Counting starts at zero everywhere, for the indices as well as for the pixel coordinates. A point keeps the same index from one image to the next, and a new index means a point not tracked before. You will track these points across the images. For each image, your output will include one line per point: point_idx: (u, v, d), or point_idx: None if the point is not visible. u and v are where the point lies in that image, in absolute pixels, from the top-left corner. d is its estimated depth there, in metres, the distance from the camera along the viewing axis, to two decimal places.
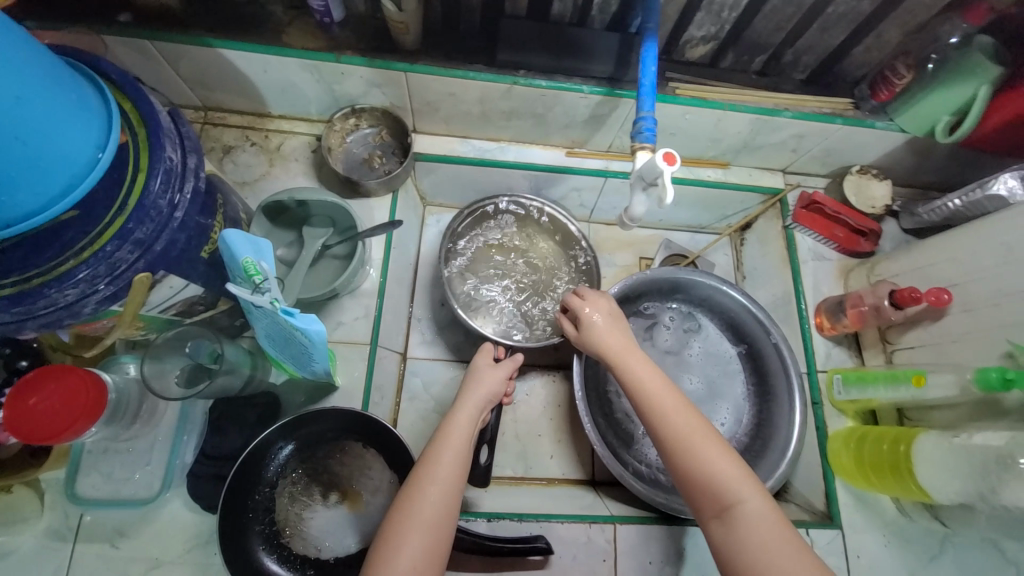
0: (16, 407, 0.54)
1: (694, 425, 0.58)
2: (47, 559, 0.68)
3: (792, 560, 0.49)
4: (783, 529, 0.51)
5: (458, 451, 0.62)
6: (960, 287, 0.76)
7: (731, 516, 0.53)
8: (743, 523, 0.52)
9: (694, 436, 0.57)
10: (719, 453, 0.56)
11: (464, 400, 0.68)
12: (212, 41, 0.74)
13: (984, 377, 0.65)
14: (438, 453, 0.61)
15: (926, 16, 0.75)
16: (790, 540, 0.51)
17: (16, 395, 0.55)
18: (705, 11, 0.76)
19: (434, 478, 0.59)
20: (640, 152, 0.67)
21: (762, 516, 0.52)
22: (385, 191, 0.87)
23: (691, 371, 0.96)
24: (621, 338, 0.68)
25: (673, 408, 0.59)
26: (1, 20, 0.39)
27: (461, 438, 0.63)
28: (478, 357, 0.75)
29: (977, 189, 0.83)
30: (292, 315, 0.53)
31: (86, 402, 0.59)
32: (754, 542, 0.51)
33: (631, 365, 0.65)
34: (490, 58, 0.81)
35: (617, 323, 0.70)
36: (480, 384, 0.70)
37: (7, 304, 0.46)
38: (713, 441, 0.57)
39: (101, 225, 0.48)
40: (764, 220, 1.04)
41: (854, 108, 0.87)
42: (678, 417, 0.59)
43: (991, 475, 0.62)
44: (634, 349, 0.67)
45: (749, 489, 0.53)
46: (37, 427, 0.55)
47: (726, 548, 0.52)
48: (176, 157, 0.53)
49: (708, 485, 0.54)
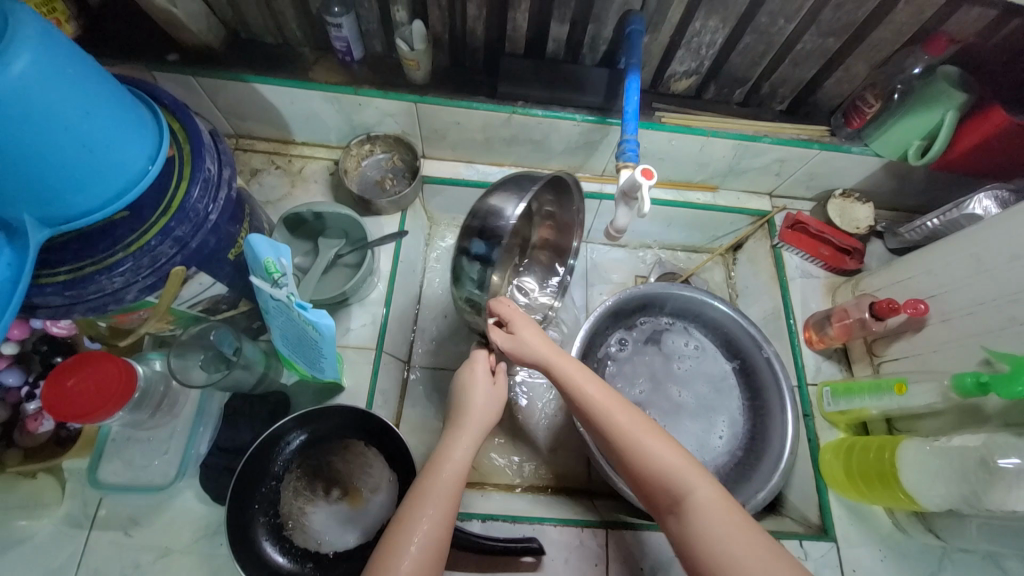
0: (65, 371, 0.63)
1: (641, 423, 0.62)
2: (64, 545, 0.72)
3: (747, 545, 0.52)
4: (735, 515, 0.54)
5: (455, 462, 0.64)
6: (938, 298, 0.80)
7: (684, 509, 0.56)
8: (695, 512, 0.55)
9: (642, 435, 0.61)
10: (666, 445, 0.60)
11: (461, 416, 0.70)
12: (248, 78, 0.85)
13: (960, 383, 0.68)
14: (436, 464, 0.64)
15: (890, 51, 0.81)
16: (741, 525, 0.53)
17: (75, 363, 0.64)
18: (685, 48, 0.85)
19: (432, 493, 0.61)
20: (623, 170, 0.74)
21: (712, 502, 0.55)
22: (395, 209, 0.96)
23: (684, 383, 0.98)
24: (555, 349, 0.68)
25: (619, 408, 0.63)
26: (77, 52, 0.48)
27: (462, 452, 0.66)
28: (473, 363, 0.75)
29: (954, 210, 0.87)
30: (305, 309, 0.59)
31: (95, 404, 0.63)
32: (708, 529, 0.54)
33: (571, 374, 0.66)
34: (492, 91, 0.90)
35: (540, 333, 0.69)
36: (475, 394, 0.72)
37: (62, 288, 0.54)
38: (659, 437, 0.61)
39: (147, 225, 0.56)
40: (754, 241, 1.09)
41: (830, 135, 0.93)
42: (623, 418, 0.62)
43: (971, 477, 0.64)
44: (567, 358, 0.67)
45: (697, 478, 0.57)
46: (52, 397, 0.62)
47: (684, 540, 0.55)
48: (214, 168, 0.61)
49: (660, 480, 0.58)
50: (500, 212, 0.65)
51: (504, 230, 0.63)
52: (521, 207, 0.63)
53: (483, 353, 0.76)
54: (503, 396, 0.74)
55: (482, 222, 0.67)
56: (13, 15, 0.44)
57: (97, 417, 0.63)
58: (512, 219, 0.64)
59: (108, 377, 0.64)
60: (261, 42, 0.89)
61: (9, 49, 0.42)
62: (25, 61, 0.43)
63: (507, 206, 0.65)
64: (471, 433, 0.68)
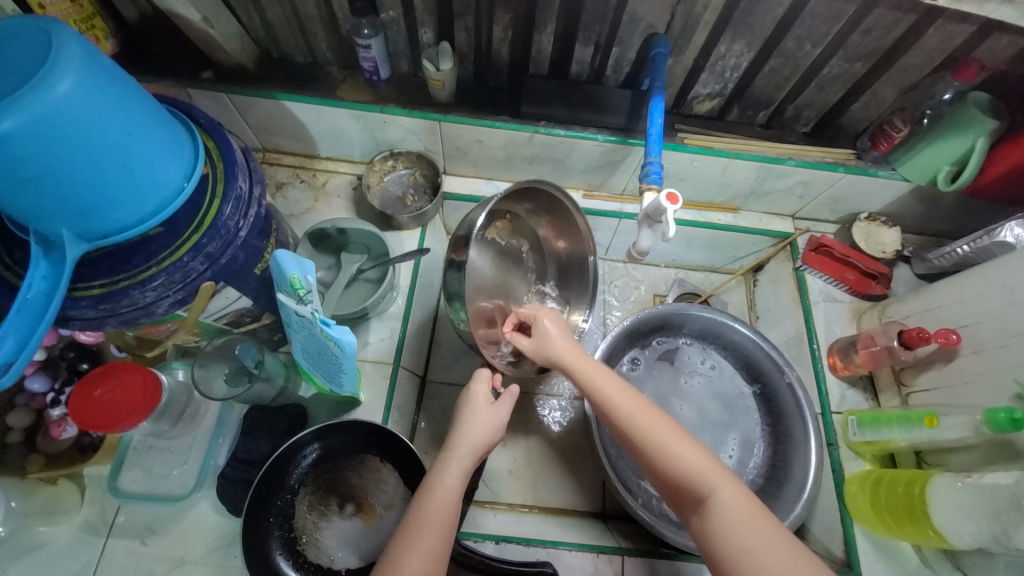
0: (98, 377, 0.65)
1: (660, 424, 0.61)
2: (81, 552, 0.72)
3: (770, 541, 0.52)
4: (757, 514, 0.54)
5: (443, 498, 0.60)
6: (969, 329, 0.78)
7: (706, 508, 0.56)
8: (716, 512, 0.55)
9: (664, 437, 0.60)
10: (689, 447, 0.59)
11: (452, 443, 0.66)
12: (278, 95, 0.87)
13: (993, 418, 0.66)
14: (425, 496, 0.61)
15: (918, 76, 0.80)
16: (763, 524, 0.53)
17: (109, 371, 0.65)
18: (709, 71, 0.85)
19: (421, 530, 0.57)
20: (646, 193, 0.74)
21: (735, 501, 0.55)
22: (415, 225, 0.97)
23: (690, 398, 0.97)
24: (576, 348, 0.68)
25: (640, 409, 0.62)
26: (120, 75, 0.50)
27: (452, 484, 0.62)
28: (472, 384, 0.70)
29: (984, 237, 0.84)
30: (328, 325, 0.60)
31: (112, 415, 0.63)
32: (732, 527, 0.53)
33: (593, 377, 0.66)
34: (515, 111, 0.91)
35: (563, 332, 0.70)
36: (470, 421, 0.68)
37: (95, 302, 0.55)
38: (682, 438, 0.60)
39: (179, 241, 0.58)
40: (776, 262, 1.07)
41: (856, 159, 0.92)
42: (644, 418, 0.61)
43: (1004, 516, 0.62)
44: (592, 361, 0.67)
45: (718, 478, 0.56)
46: (80, 400, 0.63)
47: (706, 537, 0.55)
48: (245, 186, 0.62)
49: (684, 480, 0.57)
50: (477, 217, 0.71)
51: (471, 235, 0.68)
52: (488, 207, 0.69)
53: (484, 374, 0.71)
54: (504, 418, 0.70)
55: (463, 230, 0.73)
56: (61, 41, 0.45)
57: (113, 429, 0.64)
58: (482, 214, 0.69)
59: (132, 386, 0.65)
60: (292, 61, 0.92)
61: (57, 72, 0.44)
62: (70, 84, 0.45)
63: (478, 215, 0.70)
64: (462, 459, 0.64)
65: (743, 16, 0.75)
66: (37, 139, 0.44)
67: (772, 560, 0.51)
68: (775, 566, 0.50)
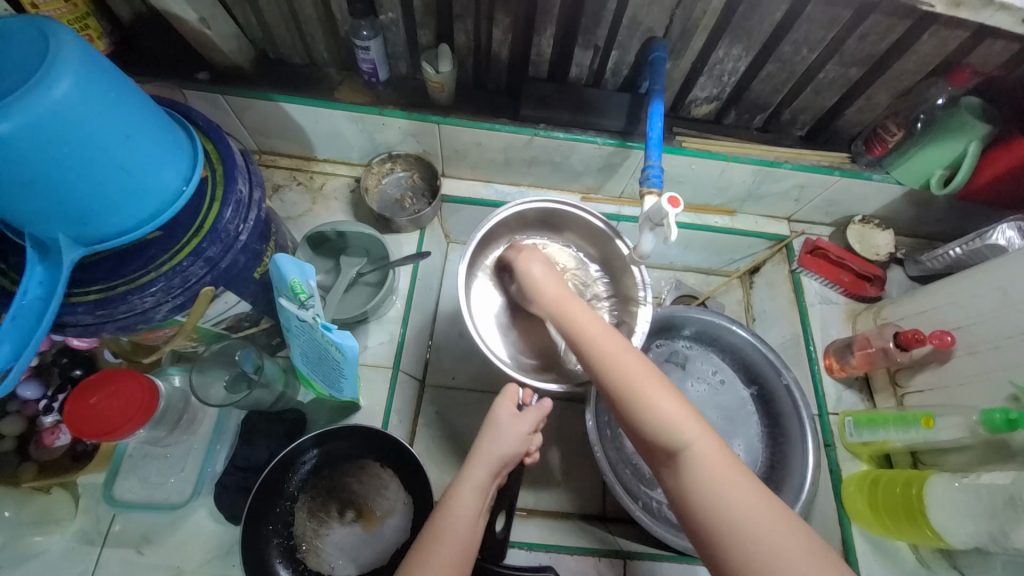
0: (97, 383, 0.63)
1: (637, 365, 0.60)
2: (76, 562, 0.71)
3: (740, 498, 0.51)
4: (728, 466, 0.53)
5: (462, 515, 0.60)
6: (963, 330, 0.79)
7: (677, 458, 0.55)
8: (689, 461, 0.54)
9: (638, 380, 0.59)
10: (661, 393, 0.58)
11: (473, 457, 0.65)
12: (275, 97, 0.86)
13: (988, 418, 0.68)
14: (445, 516, 0.60)
15: (912, 81, 0.81)
16: (736, 480, 0.52)
17: (109, 378, 0.64)
18: (707, 75, 0.86)
19: (435, 551, 0.57)
20: (647, 197, 0.74)
21: (710, 456, 0.54)
22: (414, 228, 0.96)
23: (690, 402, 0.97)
24: (561, 290, 0.70)
25: (616, 352, 0.62)
26: (119, 76, 0.49)
27: (470, 501, 0.61)
28: (500, 400, 0.69)
29: (977, 239, 0.86)
30: (330, 330, 0.59)
31: (105, 425, 0.62)
32: (703, 481, 0.53)
33: (574, 317, 0.66)
34: (514, 113, 0.91)
35: (554, 277, 0.72)
36: (494, 436, 0.66)
37: (92, 307, 0.54)
38: (656, 383, 0.59)
39: (178, 246, 0.57)
40: (772, 264, 1.08)
41: (851, 162, 0.93)
42: (619, 359, 0.61)
43: (1000, 515, 0.63)
44: (574, 301, 0.68)
45: (692, 427, 0.55)
46: (76, 407, 0.62)
47: (677, 487, 0.54)
48: (246, 190, 0.61)
49: (656, 428, 0.56)
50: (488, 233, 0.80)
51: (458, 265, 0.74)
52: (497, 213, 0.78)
53: (510, 389, 0.70)
54: (530, 430, 0.68)
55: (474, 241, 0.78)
56: (58, 41, 0.45)
57: (105, 437, 0.62)
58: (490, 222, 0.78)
59: (130, 396, 0.64)
60: (288, 61, 0.91)
61: (54, 73, 0.43)
62: (67, 85, 0.44)
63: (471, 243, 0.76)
64: (480, 477, 0.63)
65: (742, 21, 0.75)
66: (34, 141, 0.44)
67: (739, 515, 0.50)
68: (745, 512, 0.50)
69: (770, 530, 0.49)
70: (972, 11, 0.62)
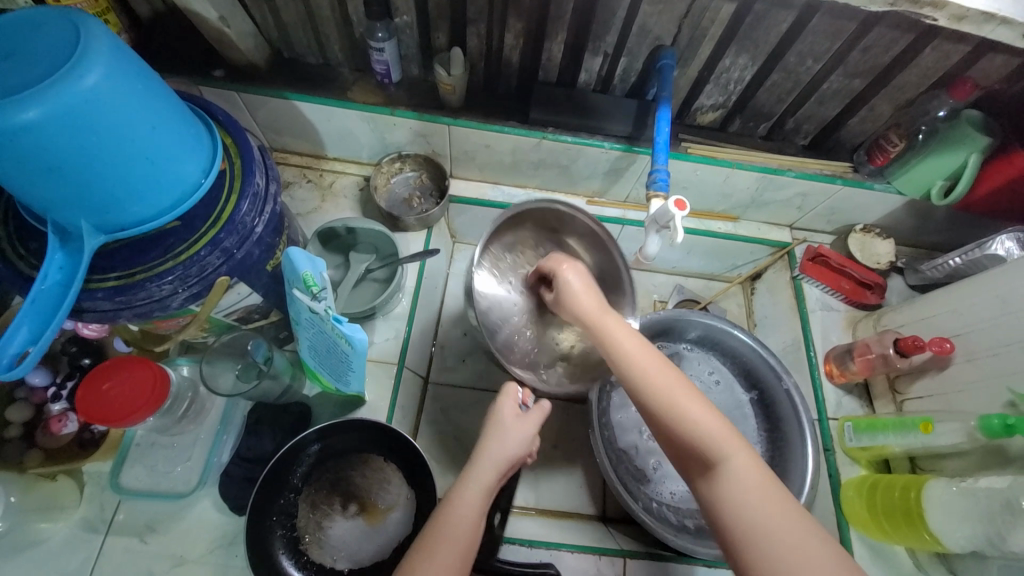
0: (122, 365, 0.65)
1: (675, 381, 0.60)
2: (80, 549, 0.71)
3: (776, 510, 0.53)
4: (766, 484, 0.54)
5: (464, 515, 0.60)
6: (962, 337, 0.80)
7: (717, 473, 0.55)
8: (728, 477, 0.55)
9: (679, 397, 0.59)
10: (701, 409, 0.58)
11: (476, 457, 0.65)
12: (289, 95, 0.88)
13: (987, 424, 0.69)
14: (445, 512, 0.60)
15: (914, 93, 0.83)
16: (774, 495, 0.53)
17: (132, 364, 0.65)
18: (714, 83, 0.87)
19: (436, 552, 0.57)
20: (653, 199, 0.75)
21: (748, 472, 0.55)
22: (422, 227, 0.97)
23: None
24: (597, 302, 0.68)
25: (655, 368, 0.61)
26: (145, 69, 0.50)
27: (472, 501, 0.61)
28: (502, 398, 0.70)
29: (976, 249, 0.88)
30: (341, 322, 0.60)
31: (100, 409, 0.62)
32: (744, 495, 0.54)
33: (613, 330, 0.65)
34: (523, 117, 0.93)
35: (591, 290, 0.69)
36: (497, 435, 0.67)
37: (111, 293, 0.56)
38: (695, 399, 0.59)
39: (196, 236, 0.58)
40: (773, 271, 1.10)
41: (853, 171, 0.95)
42: (658, 374, 0.61)
43: (998, 519, 0.64)
44: (610, 314, 0.66)
45: (732, 445, 0.56)
46: (95, 379, 0.64)
47: (713, 501, 0.55)
48: (262, 183, 0.63)
49: (696, 443, 0.57)
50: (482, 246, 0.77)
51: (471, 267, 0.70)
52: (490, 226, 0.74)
53: (512, 387, 0.71)
54: (531, 432, 0.69)
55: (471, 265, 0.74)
56: (90, 33, 0.46)
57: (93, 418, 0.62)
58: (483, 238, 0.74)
59: (135, 394, 0.64)
60: (302, 61, 0.92)
61: (85, 64, 0.45)
62: (98, 76, 0.45)
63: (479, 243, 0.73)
64: (485, 475, 0.64)
65: (748, 31, 0.77)
66: (64, 128, 0.45)
67: (777, 529, 0.51)
68: (783, 530, 0.51)
69: (808, 546, 0.50)
70: (975, 24, 0.63)
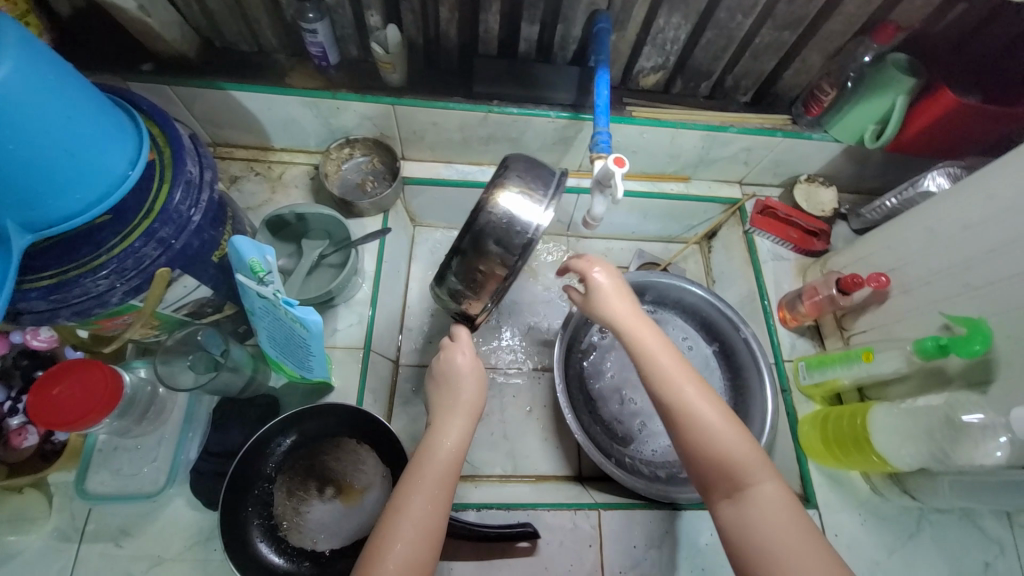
0: (93, 368, 0.65)
1: (710, 400, 0.61)
2: (53, 559, 0.71)
3: (797, 543, 0.53)
4: (793, 514, 0.55)
5: (451, 451, 0.62)
6: (897, 271, 0.85)
7: (744, 496, 0.56)
8: (755, 501, 0.56)
9: (710, 416, 0.60)
10: (733, 431, 0.59)
11: (450, 400, 0.68)
12: (224, 85, 0.85)
13: (921, 347, 0.73)
14: (428, 450, 0.62)
15: (841, 41, 0.86)
16: (797, 524, 0.54)
17: (102, 371, 0.65)
18: (651, 45, 0.89)
19: (424, 475, 0.59)
20: (596, 161, 0.77)
21: (774, 499, 0.56)
22: (377, 210, 0.96)
23: None
24: (635, 311, 0.69)
25: (690, 385, 0.62)
26: (59, 59, 0.49)
27: (455, 441, 0.63)
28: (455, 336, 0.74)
29: (910, 188, 0.92)
30: (292, 305, 0.60)
31: (39, 400, 0.62)
32: (767, 522, 0.54)
33: (645, 342, 0.66)
34: (467, 91, 0.93)
35: (621, 293, 0.72)
36: (464, 374, 0.70)
37: (45, 292, 0.55)
38: (728, 420, 0.60)
39: (128, 228, 0.57)
40: (727, 227, 1.13)
41: (792, 123, 0.98)
42: (691, 390, 0.61)
43: (937, 435, 0.69)
44: (648, 326, 0.67)
45: (763, 472, 0.57)
46: (66, 369, 0.64)
47: (735, 524, 0.56)
48: (195, 171, 0.62)
49: (724, 463, 0.58)
50: (515, 222, 0.64)
51: (528, 237, 0.64)
52: (547, 217, 0.64)
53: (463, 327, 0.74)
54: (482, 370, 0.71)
55: (521, 260, 0.66)
56: None
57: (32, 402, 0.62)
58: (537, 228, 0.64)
59: (79, 409, 0.62)
60: (236, 50, 0.90)
61: None
62: (6, 69, 0.44)
63: (526, 206, 0.64)
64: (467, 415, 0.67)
65: None
66: None
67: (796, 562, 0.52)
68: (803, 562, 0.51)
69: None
70: None
